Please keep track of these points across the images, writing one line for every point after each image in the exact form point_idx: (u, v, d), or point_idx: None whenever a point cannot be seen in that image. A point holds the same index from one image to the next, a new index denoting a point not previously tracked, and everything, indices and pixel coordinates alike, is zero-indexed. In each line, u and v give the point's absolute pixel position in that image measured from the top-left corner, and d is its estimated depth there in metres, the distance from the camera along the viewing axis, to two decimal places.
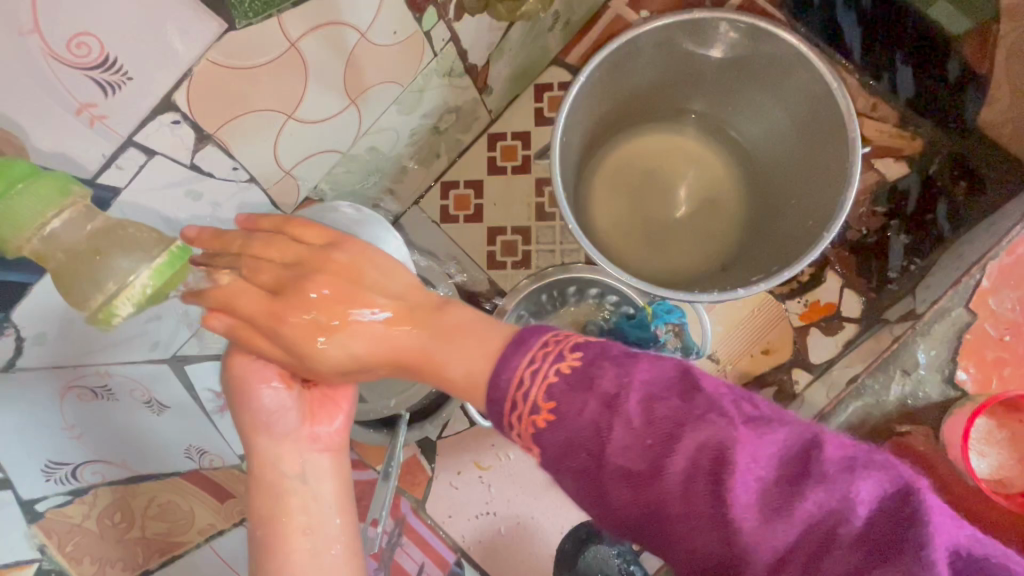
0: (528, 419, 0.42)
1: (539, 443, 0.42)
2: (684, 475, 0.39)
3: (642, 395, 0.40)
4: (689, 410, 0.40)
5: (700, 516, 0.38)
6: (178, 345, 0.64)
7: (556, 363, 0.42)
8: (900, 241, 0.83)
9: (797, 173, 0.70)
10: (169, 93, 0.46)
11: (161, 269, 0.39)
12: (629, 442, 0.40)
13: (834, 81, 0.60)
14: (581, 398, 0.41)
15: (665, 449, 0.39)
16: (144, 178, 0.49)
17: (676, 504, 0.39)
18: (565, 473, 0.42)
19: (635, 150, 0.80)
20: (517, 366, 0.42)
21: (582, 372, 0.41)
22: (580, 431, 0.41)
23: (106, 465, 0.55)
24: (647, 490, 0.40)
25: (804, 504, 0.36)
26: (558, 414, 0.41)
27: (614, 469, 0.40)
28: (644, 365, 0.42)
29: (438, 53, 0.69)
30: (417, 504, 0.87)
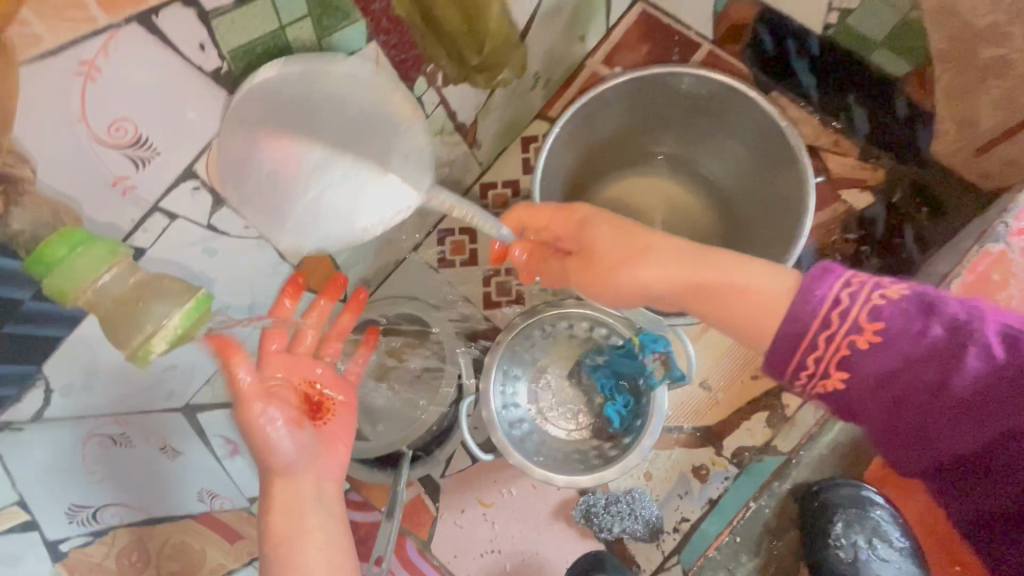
0: (844, 342, 0.49)
1: (850, 365, 0.50)
2: (969, 394, 0.46)
3: (890, 322, 0.49)
4: (988, 343, 0.47)
5: (1021, 432, 0.46)
6: (191, 395, 0.68)
7: (880, 292, 0.50)
8: (873, 264, 0.87)
9: (762, 203, 0.76)
10: (191, 163, 0.52)
11: (191, 313, 0.43)
12: (967, 374, 0.46)
13: (783, 120, 0.67)
14: (914, 324, 0.48)
15: (955, 373, 0.47)
16: (165, 239, 0.55)
17: (997, 423, 0.46)
18: (863, 395, 0.50)
19: (609, 194, 0.86)
20: (829, 290, 0.50)
21: (918, 306, 0.49)
22: (911, 357, 0.48)
23: (124, 507, 0.58)
24: (958, 413, 0.47)
25: None
26: (877, 339, 0.49)
27: (946, 394, 0.47)
28: (888, 300, 0.49)
29: (430, 115, 0.76)
30: (422, 545, 0.88)
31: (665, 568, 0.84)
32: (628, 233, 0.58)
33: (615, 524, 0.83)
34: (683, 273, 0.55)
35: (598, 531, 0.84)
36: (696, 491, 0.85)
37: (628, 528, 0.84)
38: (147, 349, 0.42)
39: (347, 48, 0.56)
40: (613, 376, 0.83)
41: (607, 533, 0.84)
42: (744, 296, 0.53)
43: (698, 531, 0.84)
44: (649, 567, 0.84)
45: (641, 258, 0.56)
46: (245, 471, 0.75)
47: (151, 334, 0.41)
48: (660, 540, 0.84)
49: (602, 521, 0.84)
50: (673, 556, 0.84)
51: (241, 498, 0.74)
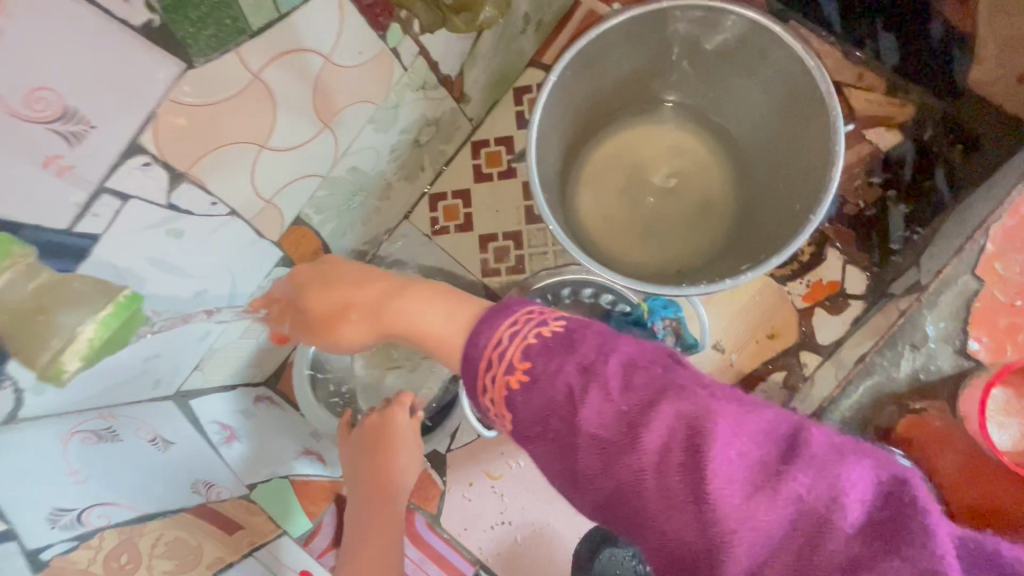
0: (500, 382, 0.41)
1: (509, 405, 0.41)
2: (658, 453, 0.38)
3: (623, 362, 0.40)
4: (668, 383, 0.39)
5: (677, 490, 0.37)
6: (180, 383, 0.68)
7: (537, 327, 0.42)
8: (899, 211, 0.80)
9: (780, 158, 0.68)
10: (136, 136, 0.46)
11: (107, 321, 0.42)
12: (603, 412, 0.39)
13: (811, 58, 0.58)
14: (551, 359, 0.40)
15: (642, 424, 0.38)
16: (120, 223, 0.49)
17: (646, 483, 0.38)
18: (531, 438, 0.42)
19: (617, 145, 0.79)
20: (495, 331, 0.42)
21: (565, 337, 0.41)
22: (549, 399, 0.40)
23: (111, 507, 0.54)
24: (621, 465, 0.38)
25: (794, 485, 0.35)
26: (533, 375, 0.40)
27: (587, 436, 0.39)
28: (541, 339, 0.41)
29: (409, 67, 0.69)
30: (431, 519, 0.86)
31: None
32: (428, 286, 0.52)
33: None
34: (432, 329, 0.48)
35: None
36: None
37: None
38: (58, 366, 0.40)
39: (287, 2, 0.49)
40: None
41: None
42: (491, 362, 0.45)
43: None
44: None
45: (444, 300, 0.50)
46: (245, 458, 0.74)
47: (60, 348, 0.40)
48: None
49: None
50: None
51: (241, 486, 0.72)
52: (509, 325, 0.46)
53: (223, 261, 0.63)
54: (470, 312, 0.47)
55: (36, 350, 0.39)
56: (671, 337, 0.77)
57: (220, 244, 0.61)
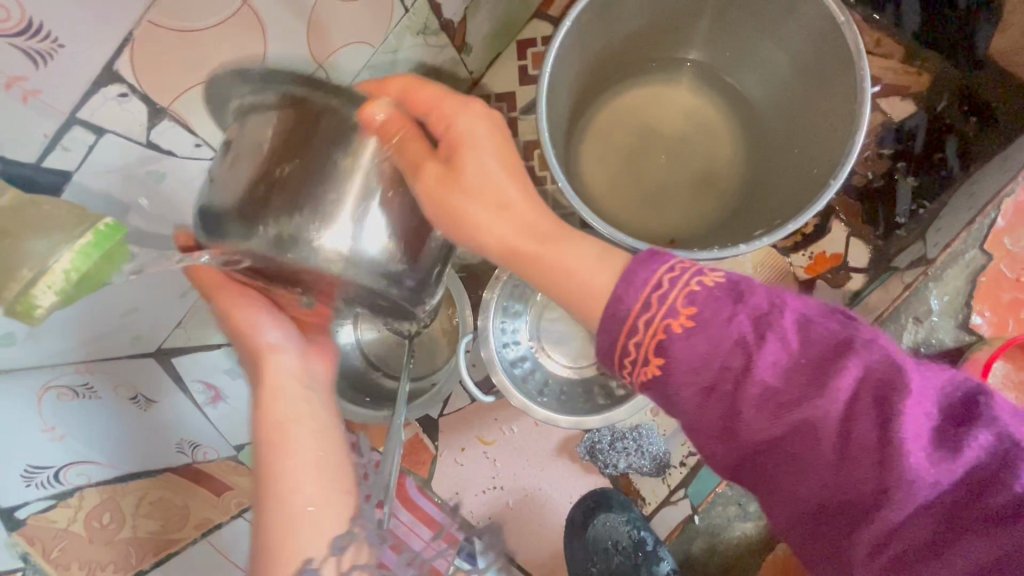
0: (658, 326, 0.39)
1: (663, 352, 0.39)
2: (845, 410, 0.36)
3: (797, 317, 0.38)
4: (850, 335, 0.38)
5: (861, 447, 0.36)
6: (162, 338, 0.60)
7: (695, 275, 0.39)
8: (907, 183, 0.78)
9: (799, 120, 0.66)
10: (111, 62, 0.42)
11: (86, 252, 0.38)
12: (784, 365, 0.37)
13: (841, 13, 0.55)
14: (722, 305, 0.38)
15: (823, 377, 0.36)
16: (96, 160, 0.45)
17: (819, 435, 0.37)
18: (681, 388, 0.39)
19: (628, 105, 0.75)
20: (652, 272, 0.39)
21: (730, 287, 0.39)
22: (717, 344, 0.38)
23: (91, 465, 0.52)
24: (790, 416, 0.37)
25: (973, 445, 0.36)
26: (699, 321, 0.38)
27: (757, 387, 0.37)
28: (703, 285, 0.39)
29: (410, 8, 0.64)
30: (423, 483, 0.86)
31: (671, 501, 0.83)
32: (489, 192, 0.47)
33: (620, 459, 0.81)
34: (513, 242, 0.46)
35: (602, 467, 0.82)
36: None
37: (635, 463, 0.82)
38: (30, 301, 0.37)
39: None
40: None
41: (612, 469, 0.82)
42: (577, 279, 0.43)
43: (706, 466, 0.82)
44: (654, 501, 0.84)
45: (496, 210, 0.46)
46: (232, 418, 0.70)
47: (31, 279, 0.36)
48: (666, 474, 0.83)
49: (608, 457, 0.82)
50: (680, 489, 0.83)
51: (228, 447, 0.70)
52: (603, 253, 0.43)
53: None
54: (555, 236, 0.46)
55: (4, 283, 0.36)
56: None
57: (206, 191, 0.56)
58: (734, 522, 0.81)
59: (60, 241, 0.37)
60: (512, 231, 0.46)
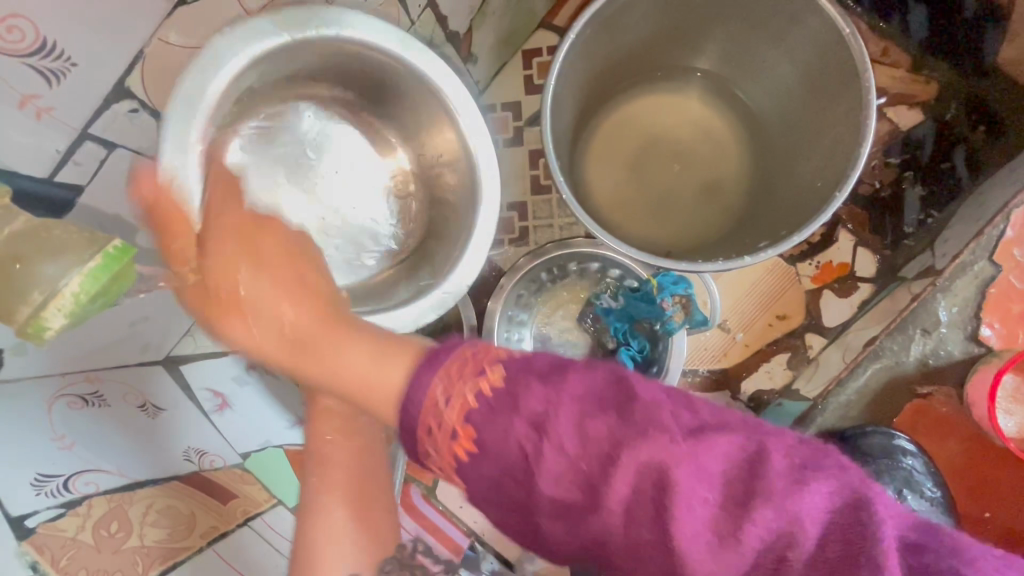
0: (447, 449, 0.38)
1: (457, 474, 0.39)
2: (626, 505, 0.35)
3: (575, 414, 0.36)
4: (625, 428, 0.35)
5: (645, 542, 0.35)
6: (171, 346, 0.63)
7: (476, 379, 0.38)
8: (915, 193, 0.78)
9: (805, 129, 0.66)
10: (122, 78, 0.43)
11: (95, 275, 0.39)
12: (558, 475, 0.36)
13: (846, 25, 0.55)
14: (499, 422, 0.37)
15: (603, 477, 0.35)
16: (107, 174, 0.45)
17: (618, 538, 0.36)
18: (484, 503, 0.40)
19: (631, 116, 0.76)
20: (428, 386, 0.38)
21: (504, 390, 0.37)
22: (502, 467, 0.37)
23: (99, 473, 0.52)
24: (586, 523, 0.37)
25: (754, 532, 0.33)
26: (478, 444, 0.37)
27: (547, 500, 0.37)
28: (480, 397, 0.37)
29: (416, 20, 0.65)
30: (427, 492, 0.85)
31: None
32: (284, 280, 0.45)
33: None
34: (290, 341, 0.45)
35: None
36: None
37: None
38: (41, 323, 0.37)
39: None
40: (626, 320, 0.76)
41: None
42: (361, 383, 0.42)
43: None
44: None
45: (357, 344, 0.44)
46: (239, 425, 0.71)
47: (42, 302, 0.37)
48: None
49: None
50: None
51: (235, 454, 0.70)
52: (377, 356, 0.42)
53: None
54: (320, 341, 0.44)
55: (16, 304, 0.36)
56: (679, 314, 0.73)
57: None
58: None
59: (70, 264, 0.38)
60: (307, 313, 0.45)
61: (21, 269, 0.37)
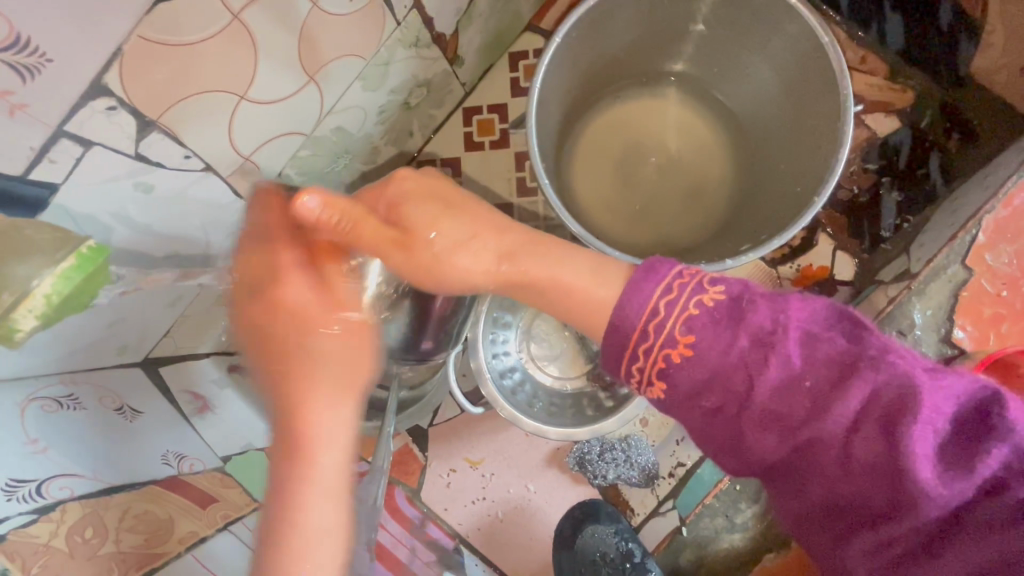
0: (658, 354, 0.44)
1: (671, 377, 0.44)
2: (850, 422, 0.40)
3: (801, 335, 0.42)
4: (861, 352, 0.41)
5: (861, 455, 0.40)
6: (150, 348, 0.61)
7: (697, 297, 0.44)
8: (892, 198, 0.79)
9: (786, 134, 0.67)
10: (99, 75, 0.42)
11: (68, 275, 0.43)
12: (784, 387, 0.41)
13: (825, 34, 0.56)
14: (726, 333, 0.42)
15: (832, 396, 0.40)
16: (83, 172, 0.45)
17: (827, 448, 0.41)
18: (687, 409, 0.45)
19: (617, 118, 0.76)
20: (650, 298, 0.44)
21: (731, 307, 0.43)
22: (718, 370, 0.42)
23: (73, 479, 0.51)
24: (794, 433, 0.42)
25: (987, 461, 0.38)
26: (697, 350, 0.43)
27: (758, 409, 0.42)
28: (703, 310, 0.43)
29: (402, 21, 0.65)
30: (412, 494, 0.85)
31: (660, 513, 0.83)
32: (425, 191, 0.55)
33: (609, 470, 0.81)
34: (507, 254, 0.55)
35: (591, 477, 0.83)
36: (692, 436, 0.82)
37: (623, 475, 0.82)
38: (12, 324, 0.41)
39: None
40: None
41: (601, 479, 0.82)
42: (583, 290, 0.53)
43: (694, 477, 0.81)
44: (642, 512, 0.84)
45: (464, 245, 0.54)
46: (220, 428, 0.71)
47: (13, 304, 0.41)
48: (655, 486, 0.83)
49: (596, 468, 0.82)
50: (668, 500, 0.83)
51: (215, 457, 0.70)
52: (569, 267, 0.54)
53: (194, 221, 0.58)
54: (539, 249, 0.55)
55: None
56: None
57: (192, 201, 0.57)
58: (723, 535, 0.79)
59: (42, 267, 0.42)
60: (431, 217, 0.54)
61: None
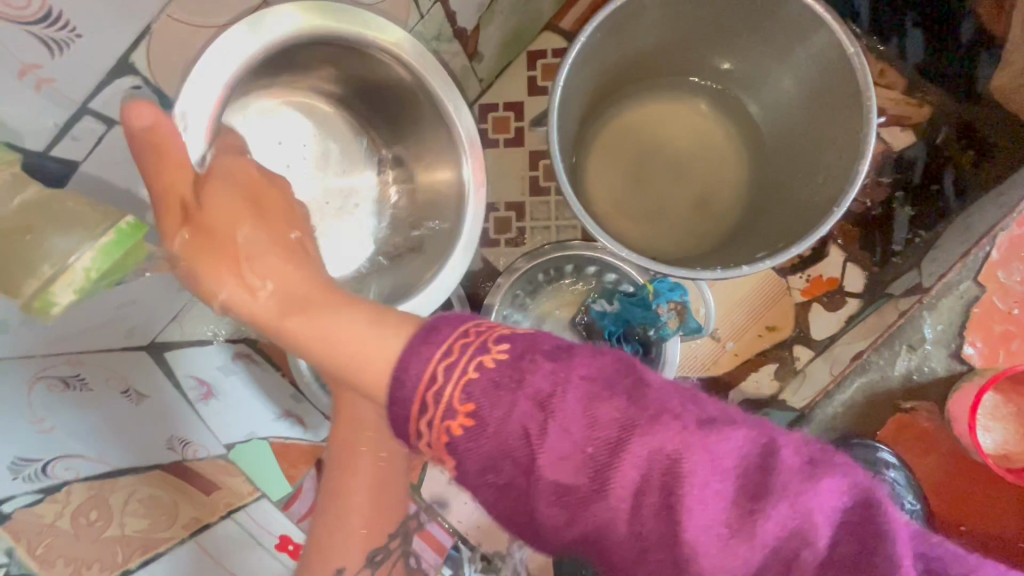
0: (440, 427, 0.37)
1: (453, 451, 0.38)
2: (634, 494, 0.35)
3: (584, 397, 0.36)
4: (635, 414, 0.36)
5: (651, 534, 0.35)
6: (157, 331, 0.62)
7: (477, 353, 0.37)
8: (905, 213, 0.79)
9: (804, 143, 0.67)
10: (128, 52, 0.41)
11: (108, 250, 0.39)
12: (563, 458, 0.36)
13: (851, 44, 0.57)
14: (505, 396, 0.36)
15: (611, 464, 0.36)
16: (105, 150, 0.44)
17: (617, 525, 0.36)
18: (479, 485, 0.39)
19: (633, 122, 0.76)
20: (426, 363, 0.37)
21: (512, 366, 0.37)
22: (504, 447, 0.37)
23: (77, 459, 0.50)
24: (585, 509, 0.36)
25: (768, 527, 0.33)
26: (478, 421, 0.37)
27: (546, 484, 0.37)
28: (483, 373, 0.37)
29: (426, 14, 0.65)
30: (413, 489, 0.85)
31: None
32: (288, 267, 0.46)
33: None
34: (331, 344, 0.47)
35: None
36: None
37: None
38: (48, 299, 0.37)
39: None
40: (622, 325, 0.75)
41: None
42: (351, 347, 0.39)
43: None
44: None
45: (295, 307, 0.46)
46: (223, 415, 0.70)
47: (50, 277, 0.37)
48: None
49: None
50: None
51: (219, 444, 0.68)
52: None
53: None
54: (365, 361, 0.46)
55: (23, 279, 0.36)
56: (674, 321, 0.74)
57: None
58: None
59: (83, 240, 0.38)
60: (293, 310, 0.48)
61: (29, 243, 0.36)
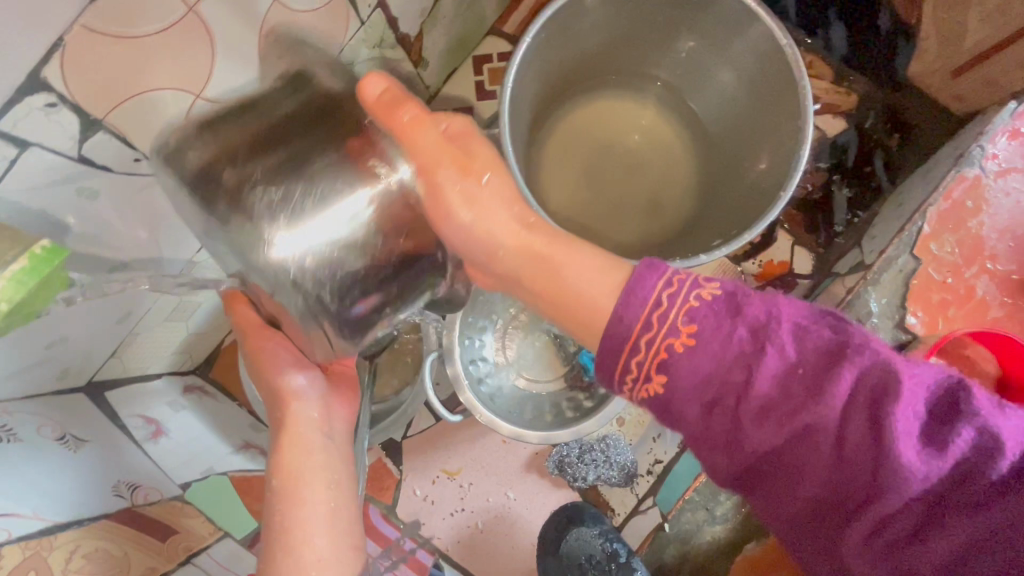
0: (660, 345, 0.42)
1: (666, 371, 0.42)
2: (847, 414, 0.39)
3: (794, 326, 0.41)
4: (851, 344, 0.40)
5: (870, 451, 0.39)
6: (94, 370, 0.56)
7: (695, 289, 0.42)
8: (843, 194, 0.84)
9: (747, 133, 0.69)
10: (38, 68, 0.38)
11: (21, 278, 0.37)
12: (779, 380, 0.40)
13: (783, 35, 0.59)
14: (720, 323, 0.41)
15: (832, 387, 0.39)
16: (18, 176, 0.41)
17: (822, 443, 0.40)
18: (679, 405, 0.42)
19: (585, 121, 0.77)
20: (651, 290, 0.42)
21: (728, 300, 0.42)
22: (715, 362, 0.41)
23: (9, 519, 0.46)
24: (793, 427, 0.40)
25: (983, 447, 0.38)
26: (698, 339, 0.41)
27: (755, 404, 0.40)
28: (702, 301, 0.42)
29: (366, 20, 0.63)
30: (387, 510, 0.82)
31: (640, 510, 0.83)
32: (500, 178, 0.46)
33: (590, 472, 0.81)
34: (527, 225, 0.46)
35: (572, 480, 0.82)
36: (668, 433, 0.83)
37: (604, 475, 0.82)
38: None
39: None
40: None
41: (582, 482, 0.81)
42: (575, 291, 0.44)
43: (672, 473, 0.82)
44: (623, 512, 0.84)
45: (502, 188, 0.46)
46: (177, 451, 0.66)
47: None
48: (634, 484, 0.83)
49: (577, 471, 0.81)
50: (648, 497, 0.83)
51: (173, 485, 0.64)
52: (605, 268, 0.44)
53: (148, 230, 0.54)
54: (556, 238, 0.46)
55: None
56: None
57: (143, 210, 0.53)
58: (704, 527, 0.79)
59: None
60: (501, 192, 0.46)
61: None
